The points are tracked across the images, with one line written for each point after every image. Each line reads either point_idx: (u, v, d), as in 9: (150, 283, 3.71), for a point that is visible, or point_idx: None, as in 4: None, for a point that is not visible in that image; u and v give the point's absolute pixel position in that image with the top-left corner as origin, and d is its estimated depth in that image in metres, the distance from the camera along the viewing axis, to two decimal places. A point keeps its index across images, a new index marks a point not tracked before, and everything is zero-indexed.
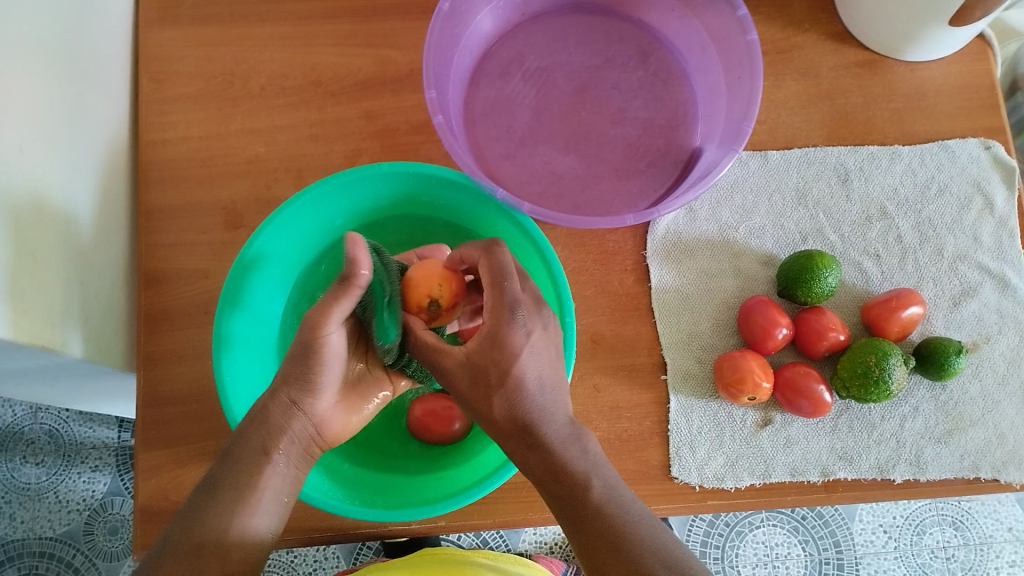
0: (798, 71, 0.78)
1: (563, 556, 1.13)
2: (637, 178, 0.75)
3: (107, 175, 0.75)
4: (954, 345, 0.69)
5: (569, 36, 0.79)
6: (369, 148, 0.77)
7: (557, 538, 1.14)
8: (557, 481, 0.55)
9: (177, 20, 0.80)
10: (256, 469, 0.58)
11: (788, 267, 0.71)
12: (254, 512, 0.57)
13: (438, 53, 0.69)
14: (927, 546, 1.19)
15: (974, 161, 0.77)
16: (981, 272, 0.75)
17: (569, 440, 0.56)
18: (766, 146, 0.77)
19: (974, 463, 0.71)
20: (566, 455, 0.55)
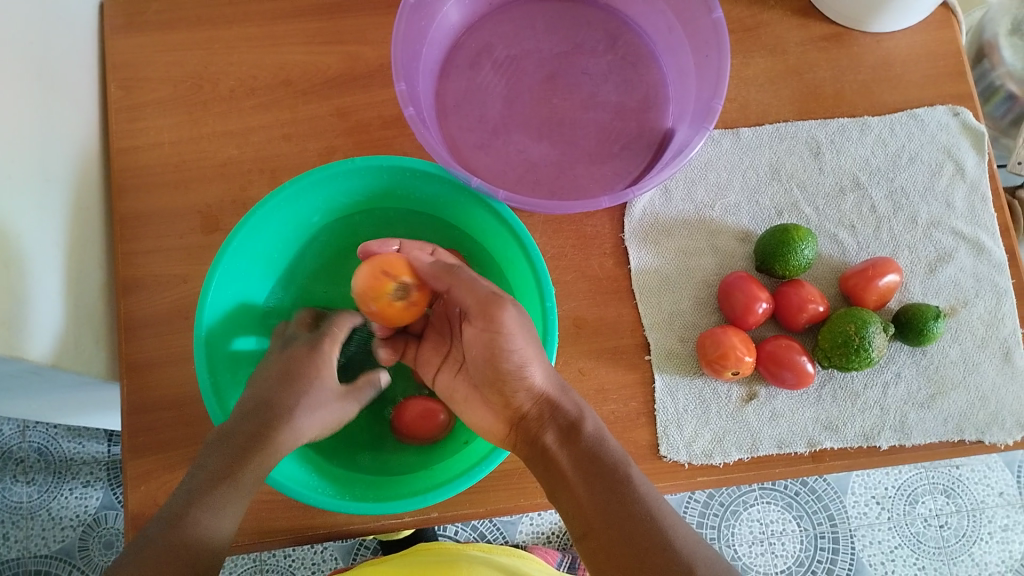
0: (766, 47, 0.78)
1: (560, 545, 1.14)
2: (611, 161, 0.76)
3: (80, 184, 0.75)
4: (932, 310, 0.70)
5: (537, 24, 0.79)
6: (343, 145, 0.77)
7: (553, 528, 1.14)
8: (595, 467, 0.57)
9: (143, 26, 0.79)
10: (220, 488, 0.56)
11: (765, 242, 0.72)
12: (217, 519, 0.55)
13: (405, 45, 0.69)
14: (920, 515, 1.20)
15: (944, 127, 0.77)
16: (955, 237, 0.76)
17: (582, 413, 0.61)
18: (738, 123, 0.78)
19: (958, 427, 0.72)
20: (602, 442, 0.59)
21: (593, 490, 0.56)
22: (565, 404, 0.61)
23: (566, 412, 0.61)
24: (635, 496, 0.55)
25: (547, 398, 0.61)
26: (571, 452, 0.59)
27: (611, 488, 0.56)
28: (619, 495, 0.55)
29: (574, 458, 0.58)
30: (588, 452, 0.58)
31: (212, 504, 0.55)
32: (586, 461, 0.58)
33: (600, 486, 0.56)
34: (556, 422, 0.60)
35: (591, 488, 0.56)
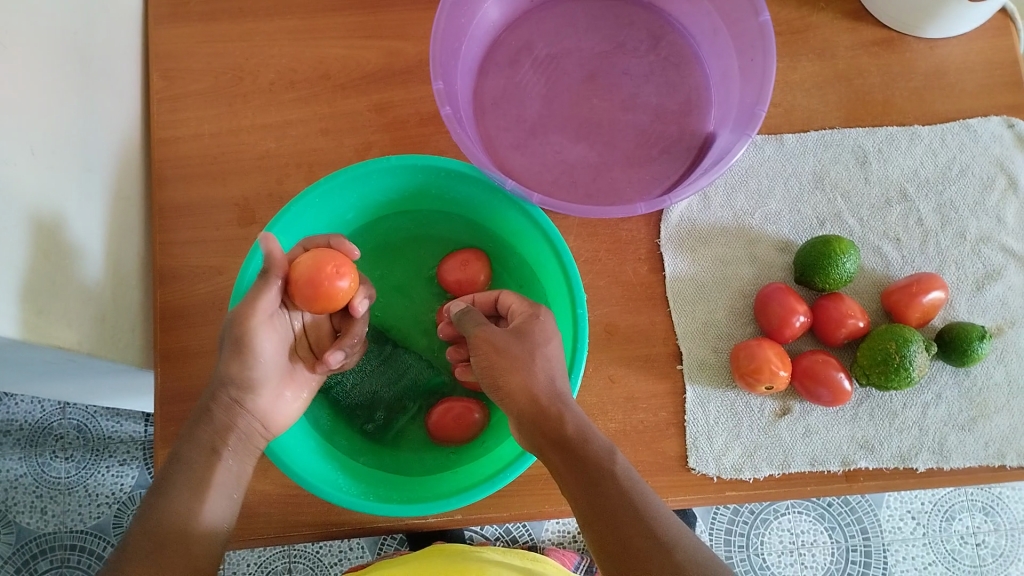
0: (815, 52, 0.76)
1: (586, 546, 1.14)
2: (649, 165, 0.74)
3: (121, 173, 0.75)
4: (978, 330, 0.67)
5: (578, 22, 0.77)
6: (379, 141, 0.77)
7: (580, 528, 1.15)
8: (628, 518, 0.51)
9: (187, 16, 0.80)
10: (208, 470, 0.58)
11: (805, 253, 0.70)
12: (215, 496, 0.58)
13: (444, 43, 0.68)
14: (956, 532, 1.18)
15: (998, 140, 0.74)
16: (1005, 255, 0.73)
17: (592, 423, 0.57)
18: (782, 129, 0.75)
19: (999, 451, 0.69)
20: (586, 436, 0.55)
21: (627, 531, 0.50)
22: (597, 443, 0.55)
23: (596, 446, 0.54)
24: (679, 549, 0.49)
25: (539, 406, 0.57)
26: (597, 485, 0.52)
27: (650, 533, 0.50)
28: (660, 548, 0.49)
29: (605, 492, 0.52)
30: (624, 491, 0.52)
31: (201, 484, 0.57)
32: (612, 509, 0.51)
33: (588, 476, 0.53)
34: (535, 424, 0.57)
35: (631, 528, 0.50)
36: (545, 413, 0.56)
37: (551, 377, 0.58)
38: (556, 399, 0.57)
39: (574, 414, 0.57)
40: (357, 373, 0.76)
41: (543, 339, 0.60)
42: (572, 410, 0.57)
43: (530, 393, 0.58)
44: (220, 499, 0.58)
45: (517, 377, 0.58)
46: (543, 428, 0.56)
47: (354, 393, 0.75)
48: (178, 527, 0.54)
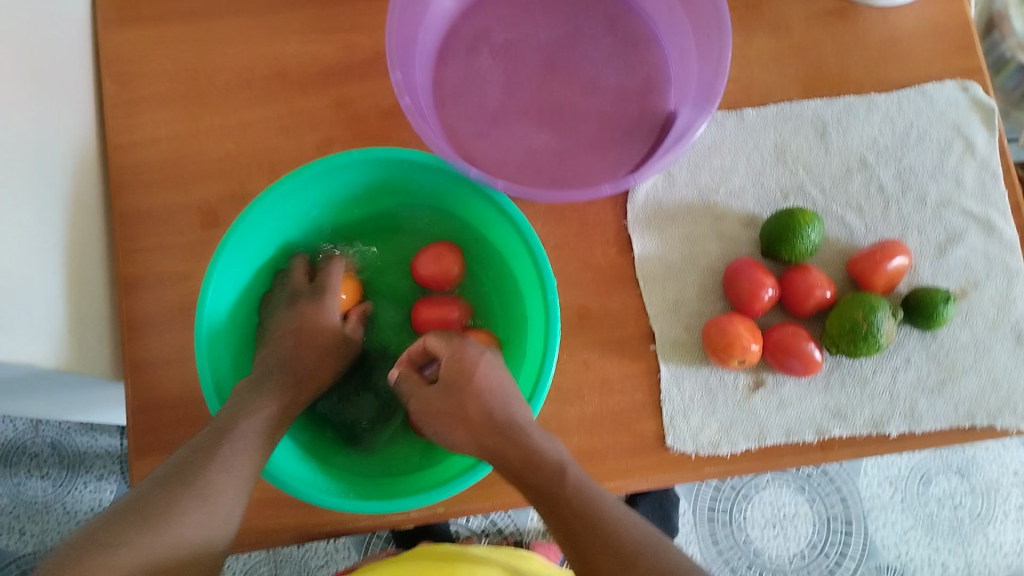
0: (770, 26, 0.76)
1: None
2: (613, 147, 0.75)
3: (78, 182, 0.74)
4: (942, 293, 0.68)
5: (534, 7, 0.77)
6: (341, 136, 0.76)
7: None
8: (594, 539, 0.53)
9: (137, 19, 0.78)
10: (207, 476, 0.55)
11: (770, 226, 0.71)
12: (210, 513, 0.53)
13: (399, 34, 0.67)
14: (934, 495, 1.21)
15: (953, 105, 0.75)
16: (966, 217, 0.74)
17: (543, 438, 0.59)
18: (741, 104, 0.75)
19: (969, 412, 0.70)
20: (545, 456, 0.58)
21: (592, 551, 0.53)
22: (547, 465, 0.57)
23: (547, 468, 0.57)
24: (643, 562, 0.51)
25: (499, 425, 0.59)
26: (557, 510, 0.55)
27: (613, 550, 0.52)
28: (626, 562, 0.51)
29: (566, 516, 0.54)
30: (582, 512, 0.54)
31: (225, 495, 0.55)
32: (574, 530, 0.54)
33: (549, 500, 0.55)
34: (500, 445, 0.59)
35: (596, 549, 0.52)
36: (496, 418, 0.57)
37: (489, 409, 0.60)
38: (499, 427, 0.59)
39: (524, 435, 0.59)
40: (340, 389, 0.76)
41: (468, 377, 0.62)
42: (518, 432, 0.59)
43: (475, 437, 0.60)
44: (218, 512, 0.54)
45: (461, 428, 0.61)
46: (496, 461, 0.59)
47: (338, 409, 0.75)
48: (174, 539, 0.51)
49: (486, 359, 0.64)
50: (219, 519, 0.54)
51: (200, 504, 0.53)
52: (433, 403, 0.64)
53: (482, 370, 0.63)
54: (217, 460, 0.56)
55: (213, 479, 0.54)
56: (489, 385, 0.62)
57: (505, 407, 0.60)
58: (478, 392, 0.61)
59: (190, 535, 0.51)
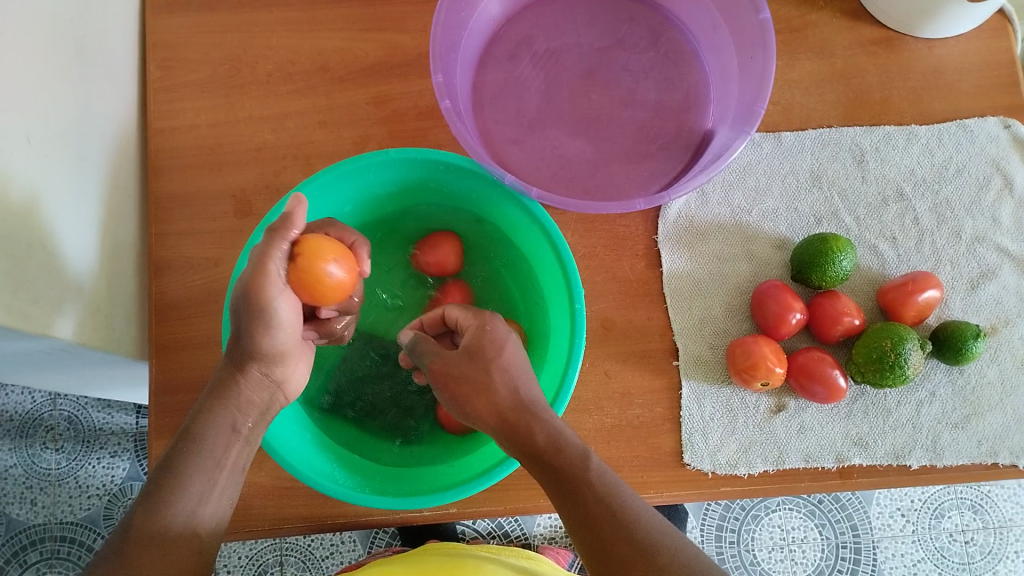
0: (813, 50, 0.75)
1: None
2: (647, 161, 0.75)
3: (116, 163, 0.75)
4: (972, 329, 0.68)
5: (578, 17, 0.77)
6: (378, 134, 0.77)
7: None
8: (612, 527, 0.52)
9: (184, 6, 0.79)
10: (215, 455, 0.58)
11: (802, 251, 0.70)
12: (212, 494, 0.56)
13: (444, 37, 0.68)
14: (945, 529, 1.21)
15: (994, 140, 0.74)
16: (1000, 254, 0.73)
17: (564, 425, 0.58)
18: (780, 127, 0.75)
19: (992, 449, 0.70)
20: (562, 437, 0.56)
21: (612, 541, 0.51)
22: (571, 452, 0.55)
23: (569, 452, 0.55)
24: (663, 554, 0.50)
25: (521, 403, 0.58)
26: (579, 499, 0.53)
27: (632, 539, 0.51)
28: (645, 555, 0.50)
29: (588, 505, 0.53)
30: (606, 503, 0.53)
31: (197, 476, 0.56)
32: (590, 515, 0.52)
33: (565, 484, 0.54)
34: (515, 425, 0.57)
35: (616, 538, 0.51)
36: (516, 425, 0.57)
37: (515, 386, 0.59)
38: (523, 407, 0.58)
39: (547, 420, 0.57)
40: (366, 381, 0.77)
41: (495, 350, 0.61)
42: (544, 417, 0.57)
43: (497, 409, 0.58)
44: (221, 490, 0.57)
45: (483, 398, 0.59)
46: (516, 441, 0.57)
47: (375, 400, 0.76)
48: (184, 520, 0.54)
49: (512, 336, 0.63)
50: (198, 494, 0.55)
51: (202, 487, 0.56)
52: (453, 366, 0.61)
53: (509, 347, 0.62)
54: (191, 446, 0.57)
55: (190, 462, 0.56)
56: (516, 362, 0.60)
57: (532, 389, 0.59)
58: (506, 365, 0.60)
59: (195, 514, 0.54)
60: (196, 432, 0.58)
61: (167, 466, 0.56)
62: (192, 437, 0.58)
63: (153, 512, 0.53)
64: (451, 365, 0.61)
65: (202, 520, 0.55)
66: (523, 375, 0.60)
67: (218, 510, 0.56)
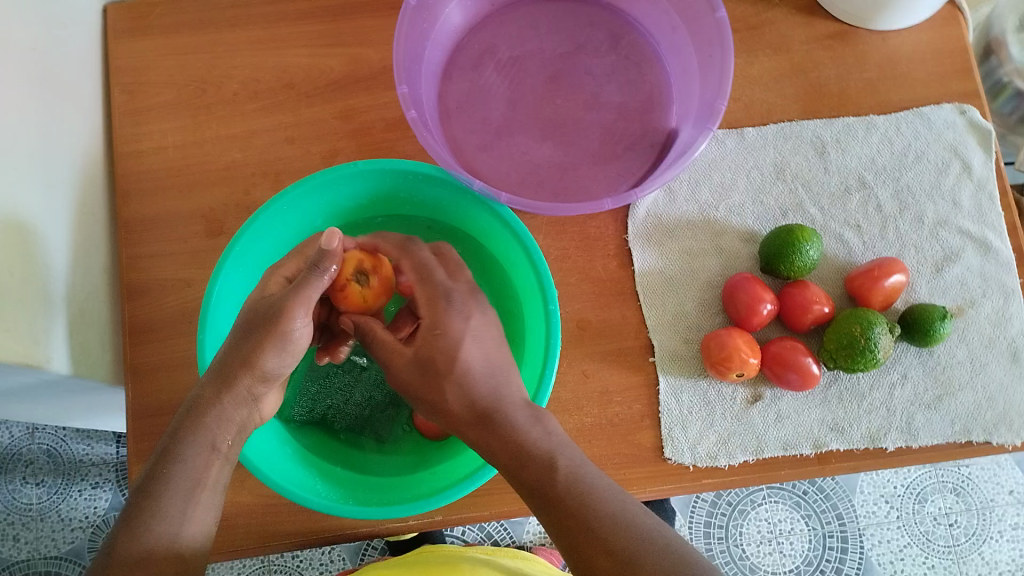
0: (770, 46, 0.77)
1: None
2: (614, 162, 0.76)
3: (84, 189, 0.75)
4: (939, 310, 0.69)
5: (539, 24, 0.78)
6: (346, 147, 0.77)
7: None
8: (578, 525, 0.51)
9: (147, 30, 0.79)
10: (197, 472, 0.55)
11: (769, 243, 0.71)
12: (194, 512, 0.54)
13: (407, 48, 0.69)
14: (929, 513, 1.23)
15: (950, 126, 0.76)
16: (963, 237, 0.74)
17: (527, 424, 0.57)
18: (743, 123, 0.76)
19: (965, 427, 0.71)
20: (528, 440, 0.56)
21: (575, 537, 0.50)
22: (531, 461, 0.55)
23: (533, 454, 0.55)
24: (632, 549, 0.48)
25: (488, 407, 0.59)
26: (542, 505, 0.53)
27: (597, 535, 0.49)
28: (609, 550, 0.49)
29: (551, 509, 0.52)
30: (568, 505, 0.51)
31: (177, 494, 0.53)
32: (557, 516, 0.52)
33: (531, 487, 0.54)
34: (482, 436, 0.58)
35: (584, 537, 0.50)
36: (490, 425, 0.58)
37: (470, 398, 0.60)
38: (486, 413, 0.59)
39: (512, 428, 0.57)
40: (340, 390, 0.77)
41: (450, 362, 0.62)
42: (503, 423, 0.57)
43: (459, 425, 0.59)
44: (205, 508, 0.55)
45: (443, 416, 0.61)
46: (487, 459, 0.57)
47: (349, 408, 0.76)
48: (167, 539, 0.51)
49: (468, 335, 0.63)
50: (177, 512, 0.53)
51: (186, 505, 0.54)
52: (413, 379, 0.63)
53: (468, 348, 0.62)
54: (169, 464, 0.55)
55: (171, 478, 0.54)
56: (470, 368, 0.61)
57: (495, 395, 0.60)
58: (460, 378, 0.61)
59: (179, 535, 0.52)
60: (175, 451, 0.55)
61: (144, 487, 0.54)
62: (172, 456, 0.55)
63: (129, 532, 0.51)
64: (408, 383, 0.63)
65: (185, 540, 0.52)
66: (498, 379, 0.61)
67: (201, 529, 0.54)
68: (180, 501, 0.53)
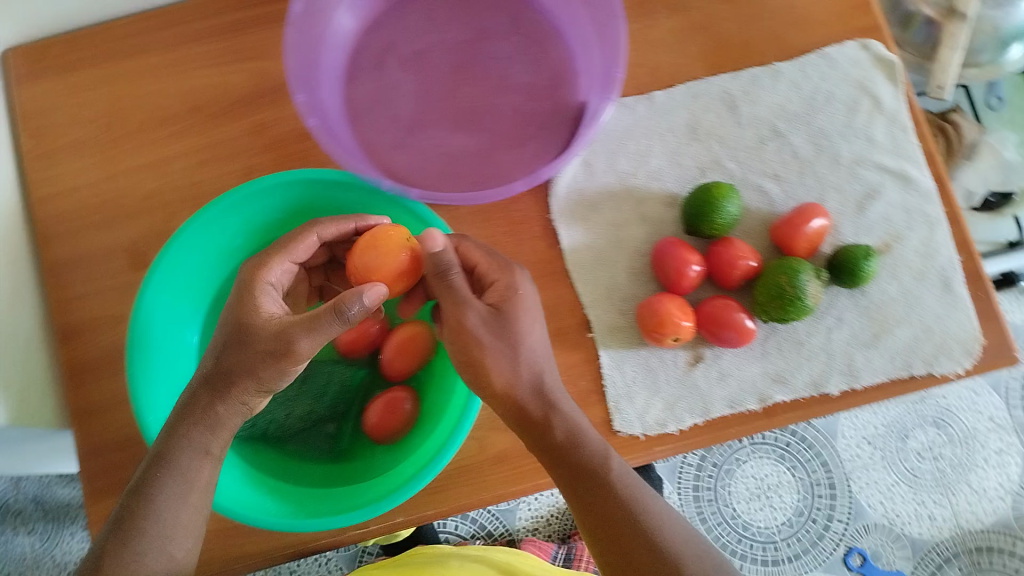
0: (669, 6, 0.76)
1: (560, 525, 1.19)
2: (529, 143, 0.75)
3: (4, 238, 0.74)
4: (863, 250, 0.69)
5: (437, 15, 0.78)
6: (261, 163, 0.77)
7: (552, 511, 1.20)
8: (627, 528, 0.57)
9: (47, 71, 0.79)
10: (190, 476, 0.58)
11: (690, 204, 0.72)
12: (184, 521, 0.57)
13: (298, 56, 0.69)
14: (913, 449, 1.25)
15: (855, 64, 0.75)
16: (881, 172, 0.73)
17: (579, 414, 0.61)
18: (652, 88, 0.76)
19: (905, 362, 0.70)
20: (580, 441, 0.59)
21: (621, 535, 0.57)
22: (589, 448, 0.59)
23: (590, 454, 0.59)
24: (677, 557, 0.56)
25: (529, 395, 0.60)
26: (594, 492, 0.58)
27: (644, 541, 0.57)
28: (655, 554, 0.56)
29: (605, 507, 0.58)
30: (621, 506, 0.58)
31: (172, 507, 0.56)
32: (608, 514, 0.58)
33: (585, 485, 0.58)
34: (523, 428, 0.60)
35: (632, 540, 0.57)
36: (530, 418, 0.60)
37: (538, 370, 0.61)
38: None
39: (565, 413, 0.60)
40: (282, 404, 0.74)
41: (526, 328, 0.61)
42: None
43: (515, 399, 0.60)
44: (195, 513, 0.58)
45: (503, 380, 0.60)
46: (535, 431, 0.59)
47: (291, 422, 0.73)
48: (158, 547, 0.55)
49: (536, 309, 0.62)
50: (176, 531, 0.56)
51: (175, 515, 0.57)
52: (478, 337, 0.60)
53: (535, 326, 0.61)
54: (166, 469, 0.57)
55: (162, 485, 0.57)
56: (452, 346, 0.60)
57: (552, 375, 0.61)
58: (531, 346, 0.61)
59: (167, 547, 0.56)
60: (171, 457, 0.58)
61: (140, 494, 0.57)
62: (168, 463, 0.57)
63: (125, 541, 0.55)
64: (480, 332, 0.60)
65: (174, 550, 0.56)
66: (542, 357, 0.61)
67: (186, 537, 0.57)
68: (171, 510, 0.56)
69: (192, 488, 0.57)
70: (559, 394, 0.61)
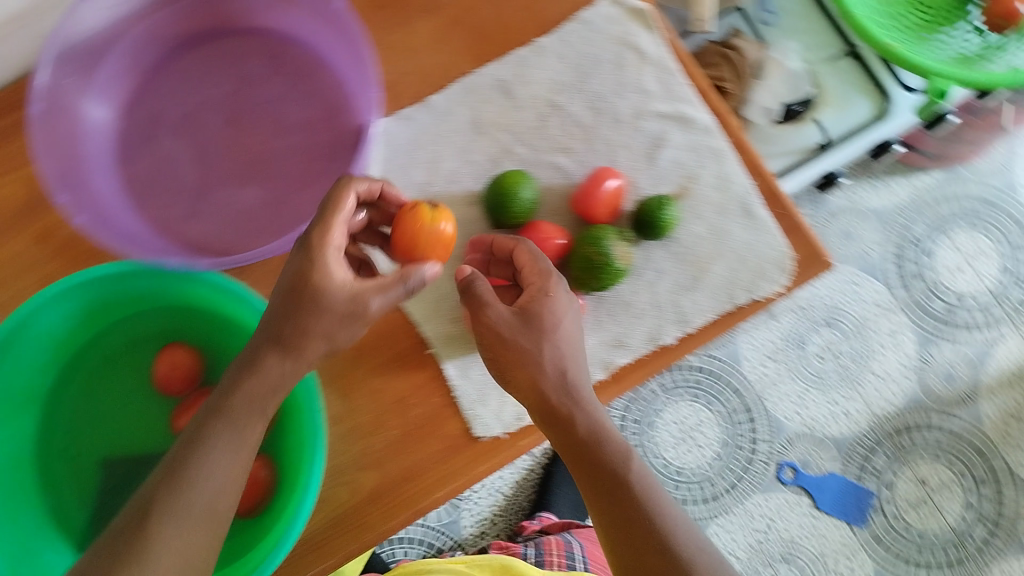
0: (420, 9, 0.75)
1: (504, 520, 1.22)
2: (321, 177, 0.74)
3: None
4: (658, 199, 0.71)
5: (197, 73, 0.76)
6: (56, 268, 0.74)
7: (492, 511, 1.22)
8: (640, 527, 0.59)
9: None
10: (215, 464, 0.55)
11: (489, 200, 0.72)
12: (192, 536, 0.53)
13: (54, 151, 0.68)
14: (813, 353, 1.27)
15: (611, 21, 0.76)
16: (662, 119, 0.75)
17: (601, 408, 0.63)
18: (426, 93, 0.75)
19: (729, 294, 0.71)
20: (602, 440, 0.61)
21: (631, 531, 0.59)
22: (612, 445, 0.61)
23: (612, 449, 0.61)
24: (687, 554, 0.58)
25: (538, 400, 0.62)
26: (610, 491, 0.60)
27: (656, 537, 0.58)
28: (662, 551, 0.58)
29: (620, 499, 0.60)
30: (634, 500, 0.59)
31: (197, 492, 0.54)
32: (621, 507, 0.59)
33: (600, 481, 0.60)
34: (556, 422, 0.62)
35: (644, 539, 0.58)
36: (552, 411, 0.62)
37: (561, 367, 0.63)
38: None
39: (588, 406, 0.63)
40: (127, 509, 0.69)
41: (553, 324, 0.63)
42: None
43: (540, 392, 0.62)
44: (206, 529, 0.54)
45: (525, 372, 0.62)
46: (557, 426, 0.62)
47: None
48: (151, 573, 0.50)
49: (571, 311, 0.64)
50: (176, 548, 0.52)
51: (181, 516, 0.53)
52: (502, 330, 0.63)
53: (565, 321, 0.63)
54: (190, 453, 0.55)
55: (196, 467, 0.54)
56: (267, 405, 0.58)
57: (577, 373, 0.63)
58: (558, 342, 0.63)
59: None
60: (202, 441, 0.55)
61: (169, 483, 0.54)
62: (196, 453, 0.55)
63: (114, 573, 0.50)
64: (501, 325, 0.63)
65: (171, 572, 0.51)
66: (572, 354, 0.63)
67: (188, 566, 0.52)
68: (200, 492, 0.54)
69: (223, 481, 0.55)
70: (585, 390, 0.63)
